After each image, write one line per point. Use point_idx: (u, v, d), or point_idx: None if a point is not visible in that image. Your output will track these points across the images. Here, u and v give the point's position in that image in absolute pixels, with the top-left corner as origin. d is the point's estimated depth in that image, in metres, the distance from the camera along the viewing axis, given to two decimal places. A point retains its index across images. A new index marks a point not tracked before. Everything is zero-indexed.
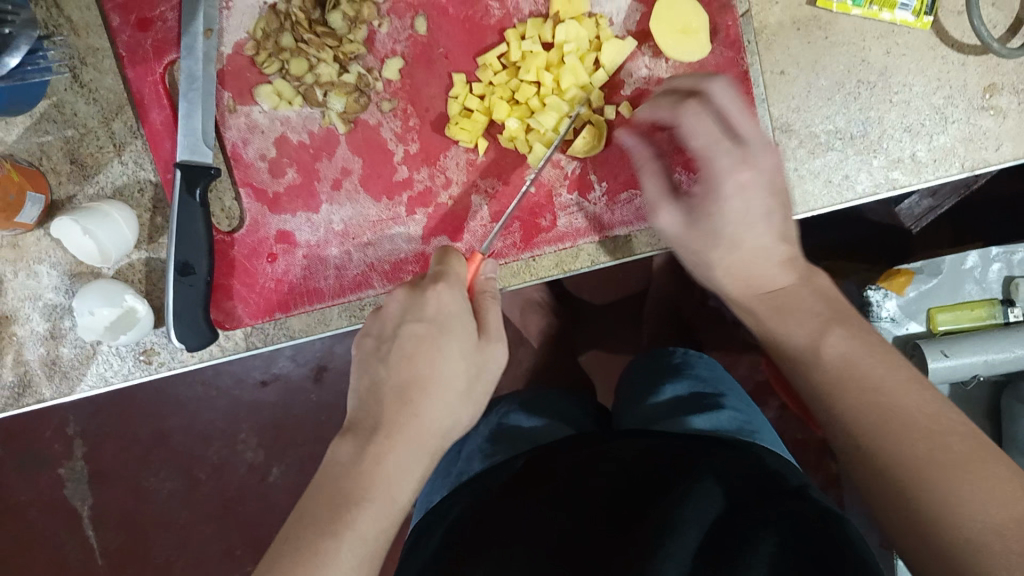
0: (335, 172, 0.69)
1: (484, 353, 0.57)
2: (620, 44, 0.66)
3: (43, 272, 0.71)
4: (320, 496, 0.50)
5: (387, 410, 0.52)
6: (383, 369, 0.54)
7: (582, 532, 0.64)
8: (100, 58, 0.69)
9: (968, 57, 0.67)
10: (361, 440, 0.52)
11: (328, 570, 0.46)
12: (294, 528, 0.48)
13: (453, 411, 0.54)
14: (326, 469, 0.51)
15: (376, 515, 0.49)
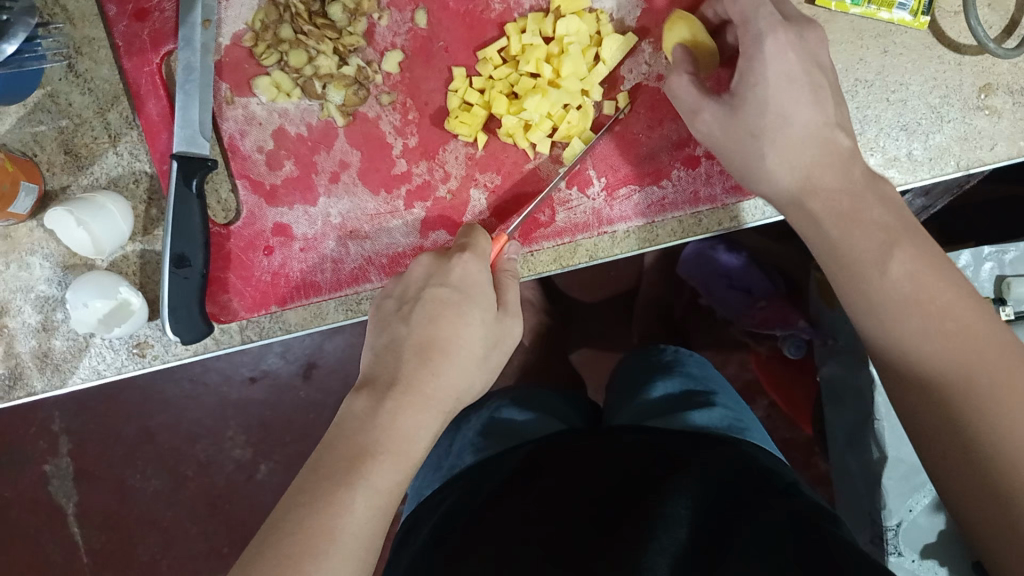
0: (333, 165, 0.69)
1: (502, 324, 0.59)
2: (621, 40, 0.66)
3: (36, 263, 0.70)
4: (337, 450, 0.49)
5: (408, 368, 0.54)
6: (404, 328, 0.56)
7: (577, 515, 0.64)
8: (96, 47, 0.68)
9: (964, 57, 0.68)
10: (377, 394, 0.52)
11: (345, 517, 0.46)
12: (311, 480, 0.48)
13: (468, 380, 0.56)
14: (341, 423, 0.51)
15: (392, 467, 0.49)
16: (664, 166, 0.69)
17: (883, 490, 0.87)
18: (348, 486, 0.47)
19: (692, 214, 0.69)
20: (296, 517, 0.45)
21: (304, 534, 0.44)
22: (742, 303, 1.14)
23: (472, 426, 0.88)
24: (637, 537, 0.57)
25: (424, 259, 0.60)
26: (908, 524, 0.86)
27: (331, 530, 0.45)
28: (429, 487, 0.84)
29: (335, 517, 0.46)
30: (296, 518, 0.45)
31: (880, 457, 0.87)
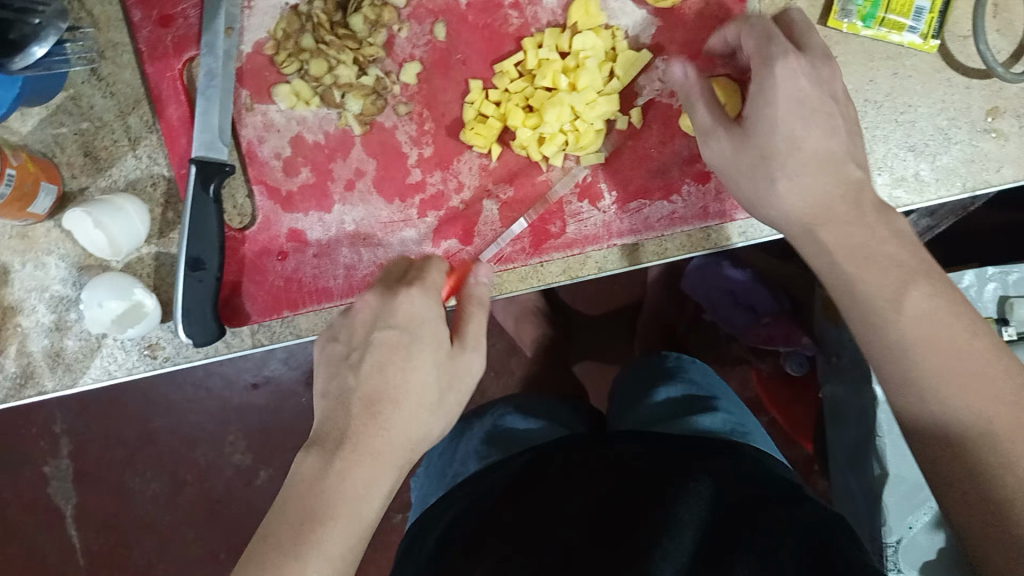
0: (349, 173, 0.70)
1: (457, 363, 0.59)
2: (634, 56, 0.68)
3: (52, 263, 0.71)
4: (287, 517, 0.51)
5: (354, 424, 0.54)
6: (353, 378, 0.56)
7: (581, 523, 0.65)
8: (119, 52, 0.69)
9: (973, 80, 0.69)
10: (327, 452, 0.53)
11: None
12: (261, 551, 0.49)
13: (424, 422, 0.57)
14: (294, 484, 0.52)
15: (342, 533, 0.51)
16: (675, 182, 0.70)
17: (884, 508, 0.87)
18: (295, 557, 0.49)
19: (702, 228, 0.70)
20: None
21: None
22: (747, 320, 1.15)
23: (476, 433, 0.89)
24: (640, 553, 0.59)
25: (372, 298, 0.58)
26: (908, 541, 0.87)
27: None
28: (433, 496, 0.85)
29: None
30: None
31: (880, 475, 0.88)
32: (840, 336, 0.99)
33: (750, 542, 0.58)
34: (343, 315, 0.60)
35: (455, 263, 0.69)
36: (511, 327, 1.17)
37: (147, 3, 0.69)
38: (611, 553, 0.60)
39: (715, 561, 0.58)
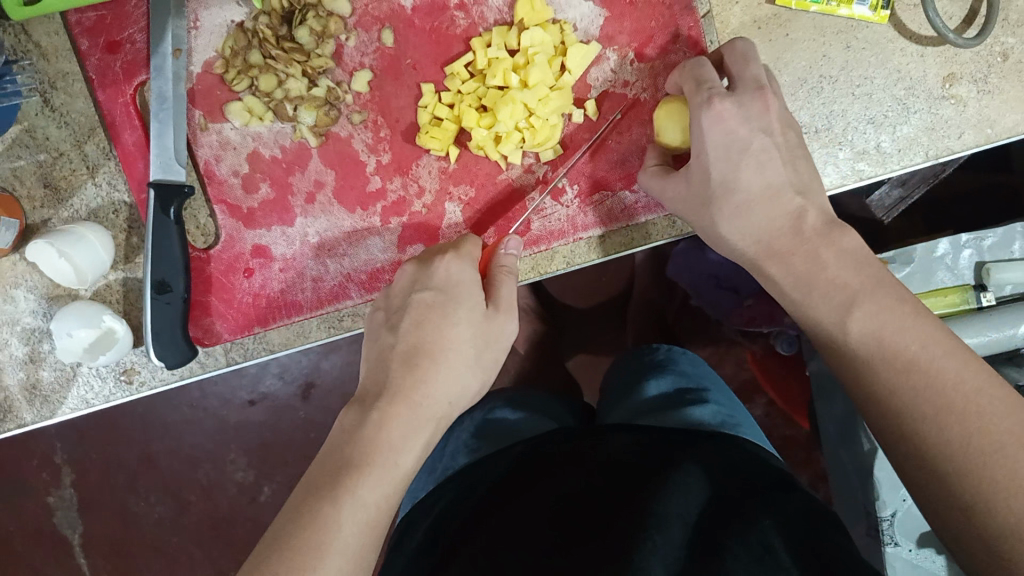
0: (308, 185, 0.70)
1: (494, 324, 0.61)
2: (584, 48, 0.67)
3: (21, 296, 0.71)
4: (325, 467, 0.50)
5: (393, 374, 0.56)
6: (393, 336, 0.58)
7: (569, 515, 0.64)
8: (70, 82, 0.69)
9: (926, 48, 0.69)
10: (364, 406, 0.54)
11: (333, 535, 0.46)
12: (300, 498, 0.49)
13: (459, 387, 0.58)
14: (330, 440, 0.52)
15: (378, 480, 0.50)
16: (635, 171, 0.69)
17: (876, 481, 0.88)
18: (334, 500, 0.48)
19: (666, 217, 0.70)
20: (280, 538, 0.46)
21: (291, 550, 0.45)
22: (731, 303, 1.14)
23: (465, 428, 0.89)
24: (629, 535, 0.57)
25: (411, 267, 0.62)
26: (903, 514, 0.87)
27: (319, 545, 0.46)
28: (422, 491, 0.86)
29: (320, 533, 0.46)
30: (277, 540, 0.46)
31: (869, 450, 0.90)
32: None
33: (738, 529, 0.58)
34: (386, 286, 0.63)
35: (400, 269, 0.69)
36: None
37: (92, 30, 0.69)
38: (600, 537, 0.59)
39: (707, 541, 0.57)
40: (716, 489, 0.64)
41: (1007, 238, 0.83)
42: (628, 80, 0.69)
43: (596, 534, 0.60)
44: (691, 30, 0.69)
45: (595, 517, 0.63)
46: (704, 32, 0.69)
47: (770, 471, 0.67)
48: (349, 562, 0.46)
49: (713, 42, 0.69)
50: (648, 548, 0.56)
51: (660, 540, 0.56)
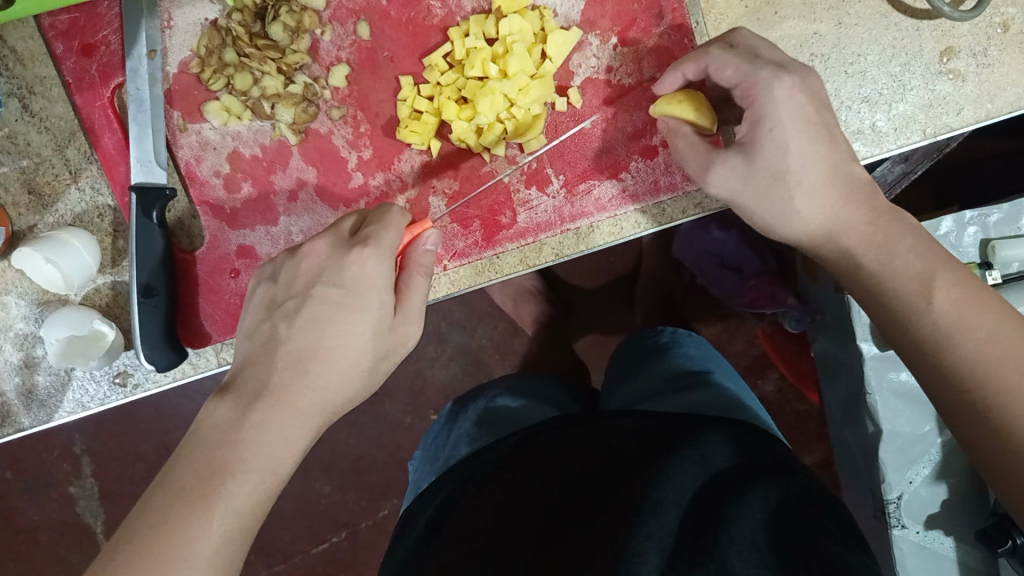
0: (290, 183, 0.69)
1: (395, 333, 0.56)
2: (565, 35, 0.65)
3: (12, 303, 0.72)
4: (193, 466, 0.48)
5: (276, 375, 0.52)
6: (285, 328, 0.53)
7: (568, 498, 0.64)
8: (48, 86, 0.69)
9: (922, 21, 0.66)
10: (240, 404, 0.51)
11: (194, 543, 0.45)
12: (164, 498, 0.47)
13: (353, 388, 0.54)
14: (201, 435, 0.49)
15: (252, 488, 0.48)
16: (622, 159, 0.68)
17: (882, 464, 0.85)
18: (200, 509, 0.46)
19: (655, 204, 0.68)
20: (138, 544, 0.45)
21: (150, 561, 0.44)
22: (733, 283, 1.11)
23: (467, 418, 0.89)
24: (625, 521, 0.57)
25: (323, 246, 0.56)
26: (909, 496, 0.84)
27: (181, 557, 0.45)
28: (424, 482, 0.87)
29: (184, 543, 0.45)
30: (132, 545, 0.45)
31: (875, 431, 0.85)
32: (824, 296, 0.96)
33: (731, 511, 0.57)
34: (288, 258, 0.56)
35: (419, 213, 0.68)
36: (507, 309, 1.16)
37: (66, 34, 0.68)
38: (598, 522, 0.59)
39: (704, 525, 0.57)
40: (715, 475, 0.63)
41: (1013, 214, 0.80)
42: (612, 65, 0.67)
43: (593, 518, 0.60)
44: (675, 11, 0.67)
45: (593, 500, 0.63)
46: (688, 13, 0.67)
47: (772, 457, 0.66)
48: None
49: (698, 24, 0.67)
50: (644, 535, 0.55)
51: (652, 525, 0.56)
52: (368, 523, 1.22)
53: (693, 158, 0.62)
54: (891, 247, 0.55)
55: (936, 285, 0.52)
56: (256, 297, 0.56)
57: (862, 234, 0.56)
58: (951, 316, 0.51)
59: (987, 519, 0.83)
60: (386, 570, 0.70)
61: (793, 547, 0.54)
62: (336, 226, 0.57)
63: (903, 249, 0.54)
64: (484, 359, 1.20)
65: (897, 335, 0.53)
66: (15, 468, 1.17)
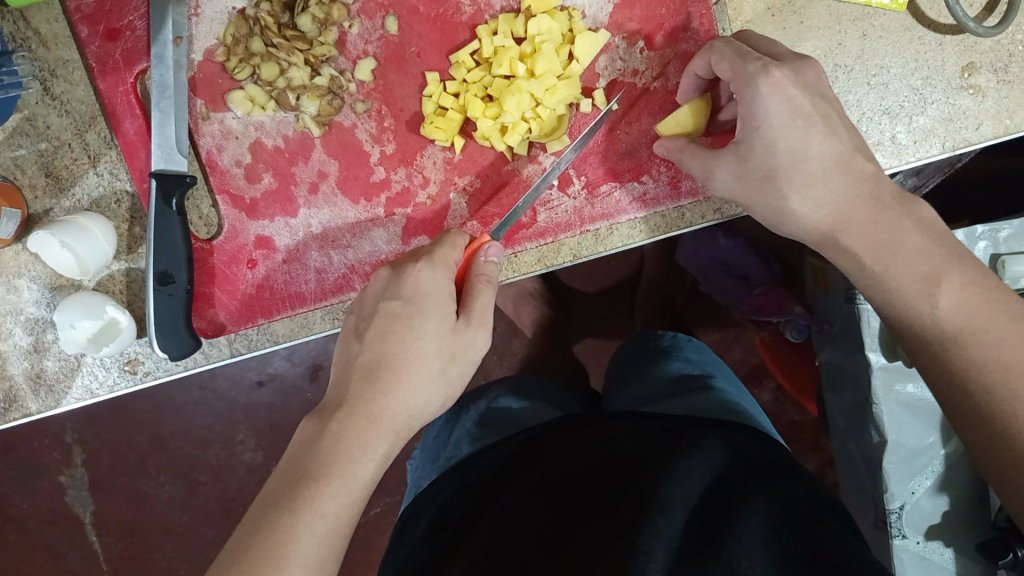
0: (311, 176, 0.69)
1: (462, 336, 0.57)
2: (593, 37, 0.66)
3: (23, 286, 0.71)
4: (284, 478, 0.50)
5: (353, 387, 0.54)
6: (357, 346, 0.56)
7: (572, 495, 0.64)
8: (70, 69, 0.68)
9: (945, 36, 0.67)
10: (322, 417, 0.53)
11: (290, 549, 0.47)
12: (260, 509, 0.49)
13: (426, 394, 0.56)
14: (290, 449, 0.52)
15: (337, 492, 0.50)
16: (644, 162, 0.68)
17: (885, 474, 0.85)
18: (290, 511, 0.48)
19: (674, 208, 0.68)
20: (235, 550, 0.47)
21: (248, 564, 0.46)
22: (739, 292, 1.14)
23: (470, 416, 0.89)
24: (631, 521, 0.57)
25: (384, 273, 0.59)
26: (911, 506, 0.85)
27: (275, 560, 0.46)
28: (426, 479, 0.87)
29: (281, 546, 0.46)
30: (231, 551, 0.47)
31: (880, 441, 0.85)
32: (831, 305, 0.97)
33: (736, 514, 0.57)
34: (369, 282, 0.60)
35: (442, 208, 0.68)
36: (510, 310, 1.16)
37: (92, 17, 0.68)
38: (604, 522, 0.59)
39: (710, 527, 0.57)
40: (719, 476, 0.63)
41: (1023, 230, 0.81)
42: (638, 68, 0.68)
43: (601, 518, 0.60)
44: (702, 16, 0.67)
45: (598, 498, 0.63)
46: (716, 20, 0.67)
47: (775, 460, 0.67)
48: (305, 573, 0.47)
49: (725, 30, 0.67)
50: (651, 534, 0.55)
51: (660, 524, 0.56)
52: (361, 520, 1.22)
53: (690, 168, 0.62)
54: (912, 237, 0.55)
55: (941, 290, 0.53)
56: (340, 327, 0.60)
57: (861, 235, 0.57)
58: (957, 322, 0.52)
59: (987, 531, 0.83)
60: (391, 567, 0.71)
61: (798, 546, 0.55)
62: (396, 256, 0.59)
63: (912, 232, 0.55)
64: (483, 360, 1.20)
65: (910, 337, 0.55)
66: (7, 454, 1.16)
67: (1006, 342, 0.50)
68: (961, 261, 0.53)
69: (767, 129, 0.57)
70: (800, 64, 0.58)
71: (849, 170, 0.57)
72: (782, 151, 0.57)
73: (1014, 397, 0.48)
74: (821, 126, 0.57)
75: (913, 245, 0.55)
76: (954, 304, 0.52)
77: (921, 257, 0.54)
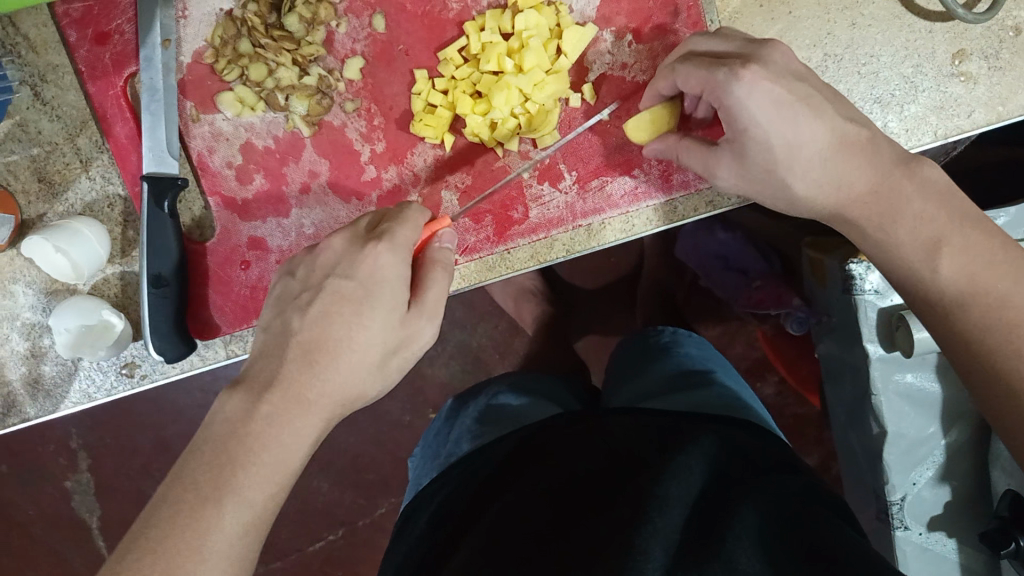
0: (303, 176, 0.69)
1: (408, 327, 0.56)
2: (580, 31, 0.66)
3: (19, 292, 0.71)
4: (204, 460, 0.49)
5: (287, 367, 0.52)
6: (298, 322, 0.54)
7: (571, 493, 0.64)
8: (60, 74, 0.69)
9: (935, 24, 0.67)
10: (253, 393, 0.51)
11: (209, 537, 0.47)
12: (177, 489, 0.48)
13: (365, 382, 0.54)
14: (213, 425, 0.50)
15: (265, 479, 0.49)
16: (635, 156, 0.68)
17: (886, 466, 0.85)
18: (212, 502, 0.47)
19: (667, 202, 0.68)
20: (153, 539, 0.46)
21: (164, 549, 0.46)
22: (738, 283, 1.13)
23: (469, 414, 0.89)
24: (629, 518, 0.57)
25: (338, 243, 0.56)
26: (913, 498, 0.84)
27: (194, 550, 0.46)
28: (426, 477, 0.87)
29: (198, 536, 0.47)
30: (147, 540, 0.46)
31: (880, 433, 0.85)
32: (829, 296, 0.97)
33: (734, 513, 0.57)
34: (311, 252, 0.57)
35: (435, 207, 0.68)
36: (510, 308, 1.16)
37: (81, 22, 0.68)
38: (601, 521, 0.58)
39: (708, 526, 0.57)
40: (717, 473, 0.63)
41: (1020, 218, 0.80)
42: (627, 62, 0.68)
43: (599, 516, 0.59)
44: (690, 9, 0.67)
45: (596, 496, 0.62)
46: (704, 11, 0.67)
47: (774, 455, 0.66)
48: (227, 566, 0.47)
49: (714, 21, 0.67)
50: (649, 533, 0.55)
51: (659, 522, 0.56)
52: (365, 520, 1.22)
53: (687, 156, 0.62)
54: (915, 202, 0.56)
55: (944, 252, 0.55)
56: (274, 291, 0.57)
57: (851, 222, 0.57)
58: (961, 282, 0.54)
59: (989, 521, 0.82)
60: (390, 566, 0.71)
61: (794, 542, 0.54)
62: (354, 222, 0.57)
63: (913, 198, 0.56)
64: (484, 358, 1.20)
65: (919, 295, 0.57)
66: (12, 461, 1.16)
67: (1015, 294, 0.53)
68: (964, 225, 0.55)
69: (757, 127, 0.56)
70: (764, 50, 0.57)
71: (845, 147, 0.57)
72: (776, 144, 0.56)
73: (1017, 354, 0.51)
74: (805, 108, 0.55)
75: (918, 207, 0.56)
76: (960, 267, 0.54)
77: (918, 226, 0.56)
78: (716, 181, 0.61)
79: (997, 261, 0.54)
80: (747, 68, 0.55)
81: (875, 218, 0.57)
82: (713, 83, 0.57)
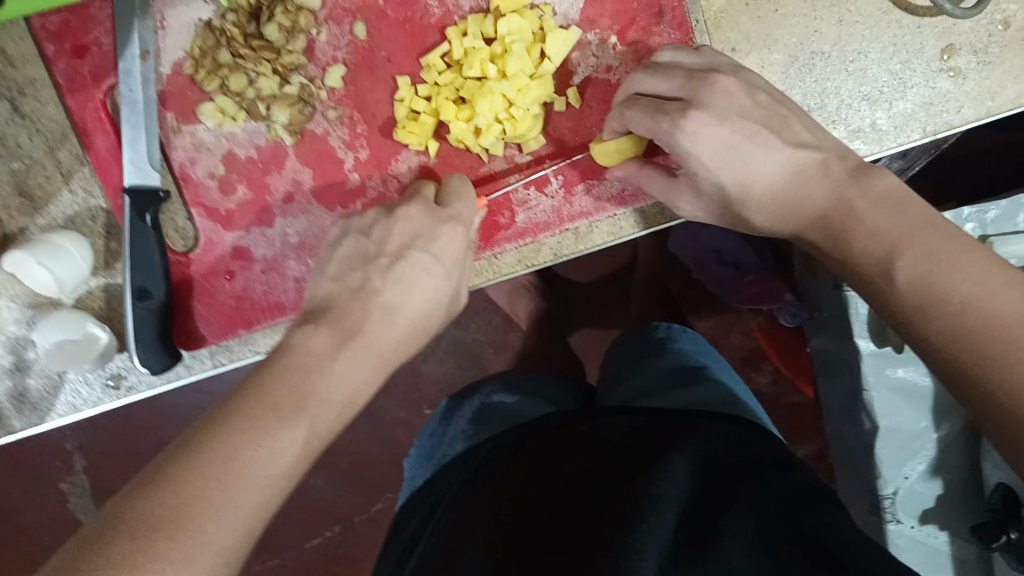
0: (286, 185, 0.68)
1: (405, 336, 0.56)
2: (564, 35, 0.65)
3: (3, 306, 0.70)
4: (283, 391, 0.47)
5: (363, 340, 0.53)
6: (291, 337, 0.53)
7: (567, 493, 0.63)
8: (38, 87, 0.68)
9: (923, 19, 0.66)
10: (336, 338, 0.52)
11: (269, 468, 0.44)
12: (253, 406, 0.46)
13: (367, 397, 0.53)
14: (294, 366, 0.49)
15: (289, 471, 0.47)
16: None
17: (878, 459, 0.85)
18: (286, 432, 0.45)
19: (654, 204, 0.67)
20: (224, 446, 0.43)
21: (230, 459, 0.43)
22: (731, 278, 1.12)
23: (464, 414, 0.89)
24: (623, 521, 0.56)
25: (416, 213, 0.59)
26: (905, 492, 0.85)
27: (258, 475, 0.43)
28: (421, 478, 0.86)
29: (264, 462, 0.44)
30: (213, 468, 0.42)
31: (872, 428, 0.85)
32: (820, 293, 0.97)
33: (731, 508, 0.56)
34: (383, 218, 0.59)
35: None
36: (504, 303, 1.15)
37: (57, 35, 0.68)
38: (598, 521, 0.58)
39: (704, 523, 0.56)
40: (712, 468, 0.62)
41: (1010, 210, 0.80)
42: (612, 65, 0.67)
43: (595, 516, 0.59)
44: (675, 9, 0.67)
45: (590, 496, 0.62)
46: (689, 12, 0.67)
47: (770, 451, 0.66)
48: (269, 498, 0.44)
49: (699, 22, 0.67)
50: (644, 532, 0.54)
51: (654, 521, 0.55)
52: (364, 516, 1.22)
53: (650, 183, 0.63)
54: (866, 216, 0.53)
55: (898, 265, 0.50)
56: (343, 248, 0.59)
57: (825, 223, 0.56)
58: (919, 291, 0.49)
59: (981, 514, 0.82)
60: (384, 567, 0.71)
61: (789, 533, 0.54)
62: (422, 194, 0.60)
63: (866, 215, 0.53)
64: (479, 354, 1.20)
65: (880, 311, 0.52)
66: (9, 464, 1.16)
67: (975, 299, 0.47)
68: (920, 232, 0.50)
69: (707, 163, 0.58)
70: (705, 90, 0.59)
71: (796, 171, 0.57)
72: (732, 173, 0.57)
73: (984, 359, 0.45)
74: (752, 147, 0.57)
75: (870, 224, 0.53)
76: (918, 272, 0.49)
77: (872, 240, 0.52)
78: (680, 209, 0.62)
79: (958, 262, 0.48)
80: (688, 117, 0.58)
81: (835, 235, 0.55)
82: (658, 133, 0.59)
